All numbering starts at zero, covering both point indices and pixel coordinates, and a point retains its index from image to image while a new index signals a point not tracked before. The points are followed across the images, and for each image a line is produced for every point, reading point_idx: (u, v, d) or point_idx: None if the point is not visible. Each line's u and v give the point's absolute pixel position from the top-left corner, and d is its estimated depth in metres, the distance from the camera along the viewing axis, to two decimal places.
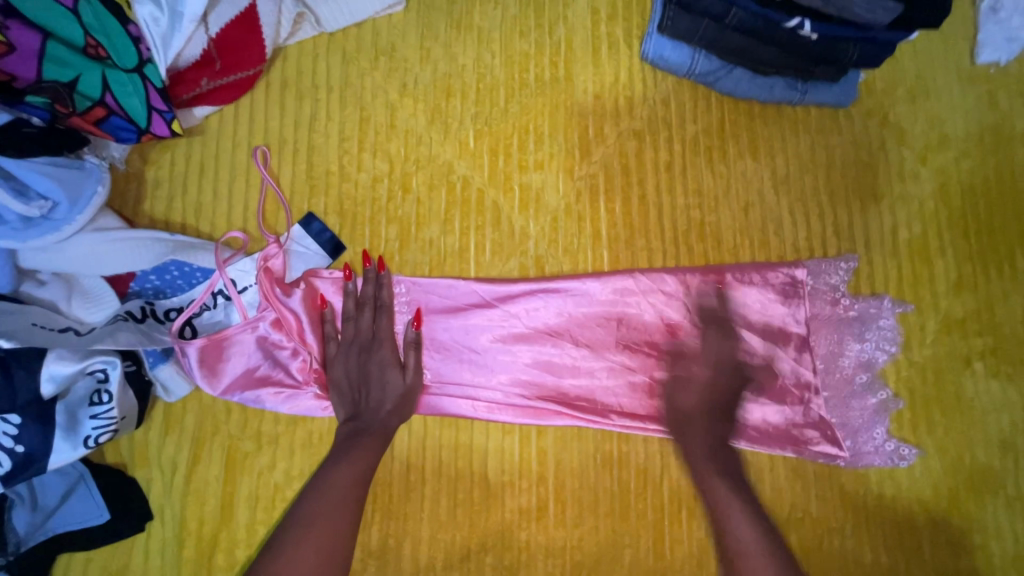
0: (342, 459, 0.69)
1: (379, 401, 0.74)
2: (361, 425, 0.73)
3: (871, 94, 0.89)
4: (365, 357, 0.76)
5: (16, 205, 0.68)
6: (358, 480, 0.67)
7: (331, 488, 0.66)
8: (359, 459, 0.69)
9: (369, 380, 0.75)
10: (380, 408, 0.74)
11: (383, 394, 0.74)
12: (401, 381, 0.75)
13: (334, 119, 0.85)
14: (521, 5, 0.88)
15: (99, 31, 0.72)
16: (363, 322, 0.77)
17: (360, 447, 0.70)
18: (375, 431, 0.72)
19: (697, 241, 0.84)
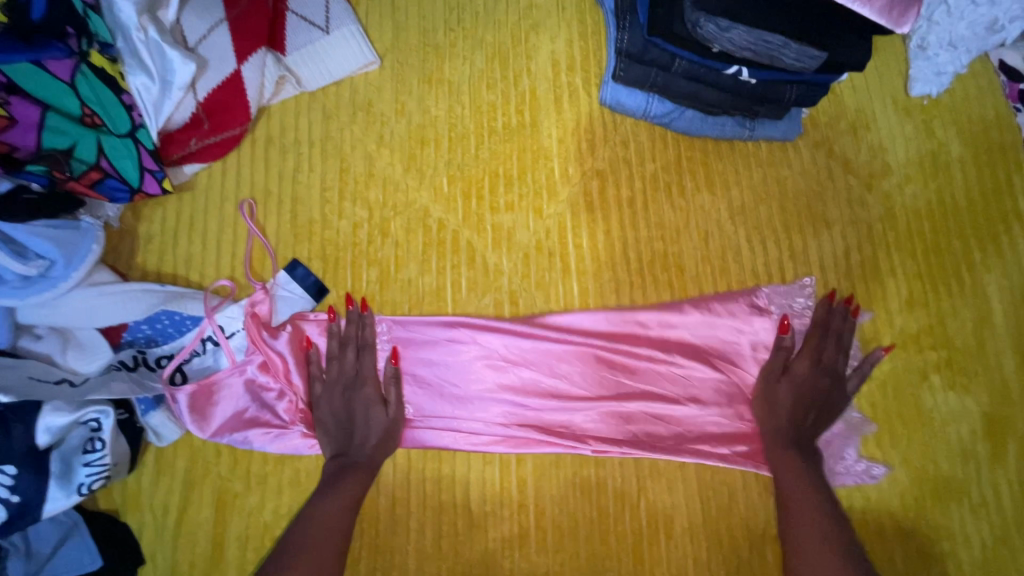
0: (325, 495, 0.72)
1: (364, 436, 0.78)
2: (345, 458, 0.76)
3: (817, 127, 0.95)
4: (351, 394, 0.80)
5: (16, 265, 0.72)
6: (338, 515, 0.71)
7: (312, 525, 0.69)
8: (341, 496, 0.72)
9: (356, 417, 0.79)
10: (363, 442, 0.77)
11: (369, 430, 0.78)
12: (387, 416, 0.79)
13: (316, 170, 0.90)
14: (488, 59, 0.95)
15: (95, 103, 0.77)
16: (345, 361, 0.81)
17: (342, 482, 0.73)
18: (361, 464, 0.76)
19: (661, 271, 0.89)
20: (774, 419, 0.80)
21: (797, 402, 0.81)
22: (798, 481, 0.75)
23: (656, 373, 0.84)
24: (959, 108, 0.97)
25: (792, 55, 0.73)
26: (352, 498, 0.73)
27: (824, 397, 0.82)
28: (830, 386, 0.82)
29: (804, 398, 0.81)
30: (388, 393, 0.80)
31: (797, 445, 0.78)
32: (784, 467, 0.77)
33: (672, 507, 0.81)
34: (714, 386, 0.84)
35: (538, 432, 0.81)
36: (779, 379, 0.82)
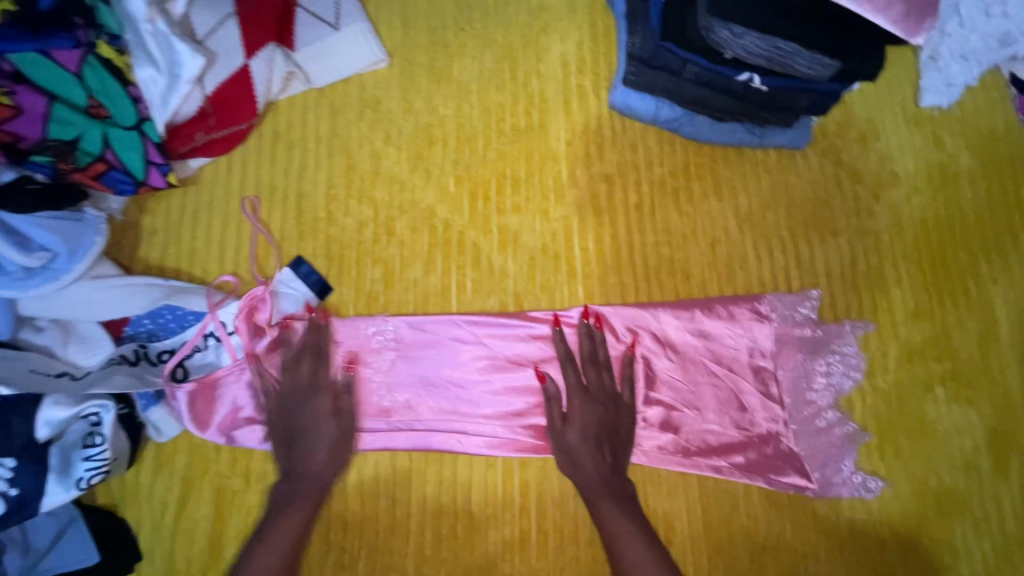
0: (267, 533, 0.71)
1: (308, 460, 0.75)
2: (287, 485, 0.74)
3: (826, 136, 0.95)
4: (301, 408, 0.77)
5: (17, 256, 0.71)
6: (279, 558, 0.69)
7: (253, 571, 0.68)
8: (282, 533, 0.71)
9: (306, 433, 0.77)
10: (308, 465, 0.75)
11: (313, 454, 0.76)
12: (335, 431, 0.77)
13: (323, 167, 0.90)
14: (497, 60, 0.94)
15: (101, 94, 0.77)
16: (298, 373, 0.79)
17: (283, 517, 0.72)
18: (304, 491, 0.74)
19: (667, 277, 0.89)
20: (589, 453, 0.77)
21: (597, 434, 0.78)
22: (619, 522, 0.73)
23: (659, 376, 0.85)
24: (969, 120, 0.97)
25: (805, 62, 0.73)
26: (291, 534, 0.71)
27: (608, 430, 0.79)
28: (613, 416, 0.80)
29: (601, 431, 0.78)
30: (341, 407, 0.79)
31: (614, 483, 0.76)
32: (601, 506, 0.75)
33: (672, 513, 0.83)
34: (716, 394, 0.85)
35: (540, 434, 0.81)
36: (610, 410, 0.80)
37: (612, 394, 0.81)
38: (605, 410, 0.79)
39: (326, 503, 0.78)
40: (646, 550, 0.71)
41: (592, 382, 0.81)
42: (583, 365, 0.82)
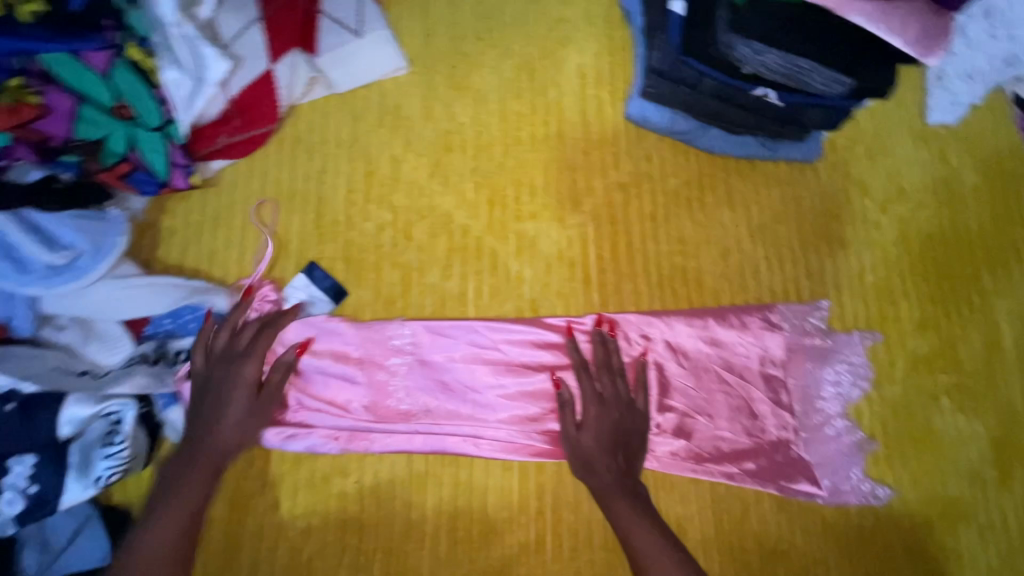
0: (166, 501, 0.68)
1: (217, 434, 0.73)
2: (190, 455, 0.71)
3: (835, 150, 0.97)
4: (216, 383, 0.75)
5: (44, 255, 0.73)
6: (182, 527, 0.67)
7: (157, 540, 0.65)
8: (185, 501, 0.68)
9: (220, 409, 0.74)
10: (215, 439, 0.73)
11: (223, 428, 0.73)
12: (248, 411, 0.75)
13: (343, 171, 0.91)
14: (516, 69, 0.96)
15: (129, 95, 0.77)
16: (219, 350, 0.77)
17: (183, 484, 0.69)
18: (208, 462, 0.72)
19: (681, 285, 0.90)
20: (603, 458, 0.78)
21: (614, 440, 0.79)
22: (636, 522, 0.72)
23: (672, 382, 0.86)
24: (973, 137, 0.99)
25: (821, 80, 0.75)
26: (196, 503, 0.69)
27: (623, 438, 0.79)
28: (628, 423, 0.80)
29: (617, 437, 0.79)
30: (263, 388, 0.77)
31: (626, 484, 0.76)
32: (614, 506, 0.74)
33: (685, 518, 0.84)
34: (728, 402, 0.86)
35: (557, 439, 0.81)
36: (624, 416, 0.80)
37: (628, 401, 0.81)
38: (621, 418, 0.80)
39: (222, 476, 0.78)
40: (664, 552, 0.70)
41: (607, 393, 0.81)
42: (598, 372, 0.82)
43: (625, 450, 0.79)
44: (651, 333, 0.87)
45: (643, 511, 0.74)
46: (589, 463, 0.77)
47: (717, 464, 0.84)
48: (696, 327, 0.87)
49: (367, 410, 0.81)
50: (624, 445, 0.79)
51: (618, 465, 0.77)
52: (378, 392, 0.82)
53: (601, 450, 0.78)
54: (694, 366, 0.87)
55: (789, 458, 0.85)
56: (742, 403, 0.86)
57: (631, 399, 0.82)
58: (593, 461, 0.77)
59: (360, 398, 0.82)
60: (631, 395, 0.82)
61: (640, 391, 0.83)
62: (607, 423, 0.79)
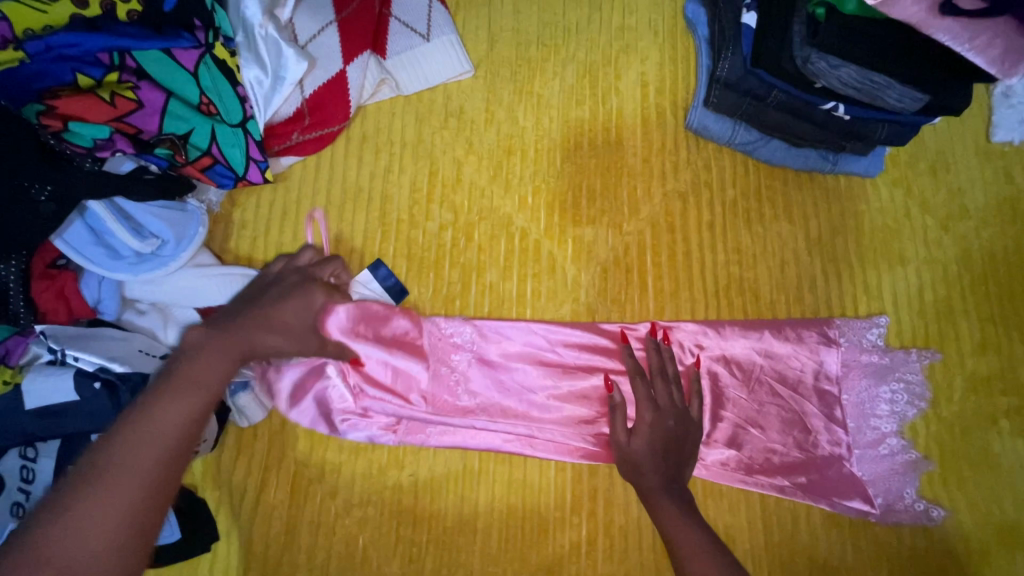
0: (176, 379, 0.57)
1: (263, 328, 0.68)
2: (223, 331, 0.64)
3: (896, 166, 0.97)
4: (280, 289, 0.74)
5: (134, 242, 0.77)
6: (200, 399, 0.57)
7: (159, 418, 0.53)
8: (207, 377, 0.59)
9: (273, 309, 0.71)
10: (250, 331, 0.66)
11: (273, 328, 0.69)
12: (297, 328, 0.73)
13: (407, 172, 0.93)
14: (578, 76, 0.97)
15: (213, 92, 0.80)
16: (299, 271, 0.79)
17: (208, 362, 0.60)
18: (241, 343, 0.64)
19: (736, 295, 0.90)
20: (655, 464, 0.78)
21: (665, 447, 0.79)
22: (676, 519, 0.73)
23: (725, 392, 0.86)
24: None
25: (895, 95, 0.74)
26: (223, 389, 0.60)
27: (676, 447, 0.79)
28: (681, 431, 0.80)
29: (667, 443, 0.79)
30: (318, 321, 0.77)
31: (672, 489, 0.76)
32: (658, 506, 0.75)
33: (733, 527, 0.84)
34: (780, 414, 0.86)
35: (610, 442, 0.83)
36: (675, 421, 0.81)
37: (682, 410, 0.82)
38: (674, 425, 0.80)
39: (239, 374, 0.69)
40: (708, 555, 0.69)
41: (660, 400, 0.81)
42: (652, 378, 0.83)
43: (677, 458, 0.79)
44: (704, 342, 0.87)
45: (691, 518, 0.74)
46: (639, 470, 0.78)
47: (767, 475, 0.84)
48: (750, 338, 0.87)
49: (426, 400, 0.83)
50: (676, 453, 0.79)
51: (665, 467, 0.78)
52: (438, 384, 0.84)
53: (654, 457, 0.78)
54: (747, 376, 0.87)
55: (840, 474, 0.85)
56: (794, 416, 0.86)
57: (686, 409, 0.82)
58: (644, 466, 0.78)
59: (421, 387, 0.84)
60: (685, 402, 0.83)
61: (694, 398, 0.83)
62: (662, 430, 0.79)
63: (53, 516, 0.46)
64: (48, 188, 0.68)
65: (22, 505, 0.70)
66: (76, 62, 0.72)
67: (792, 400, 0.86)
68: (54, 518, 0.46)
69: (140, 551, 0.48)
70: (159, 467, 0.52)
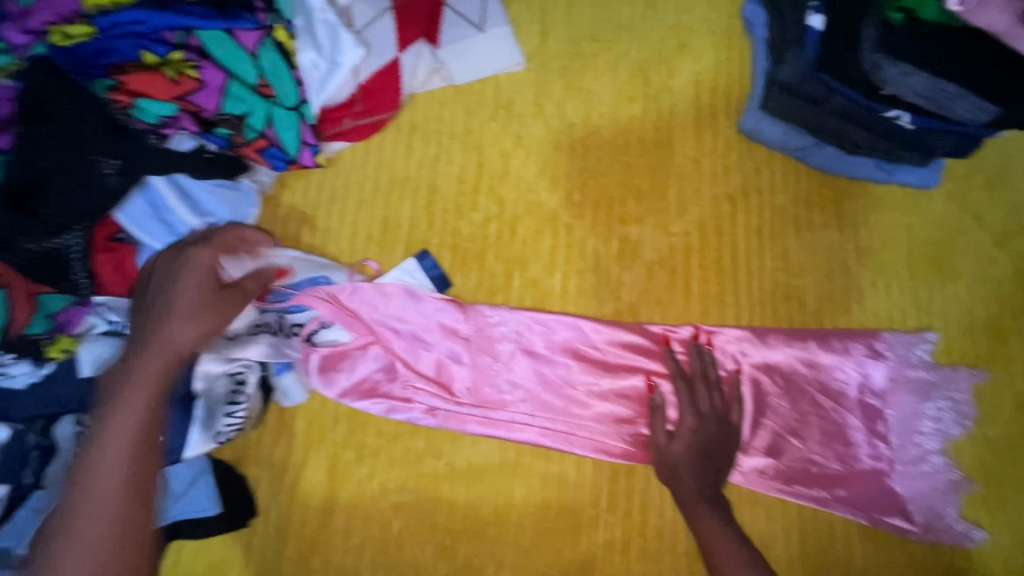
0: (119, 409, 0.65)
1: (169, 335, 0.69)
2: (138, 342, 0.68)
3: (953, 179, 0.94)
4: (164, 274, 0.73)
5: (192, 219, 0.80)
6: (140, 420, 0.65)
7: (111, 442, 0.63)
8: (140, 406, 0.65)
9: (217, 282, 0.75)
10: (161, 334, 0.69)
11: (182, 329, 0.70)
12: (247, 291, 0.77)
13: (455, 162, 0.93)
14: (631, 73, 0.96)
15: (271, 74, 0.80)
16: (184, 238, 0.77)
17: (133, 397, 0.66)
18: (167, 352, 0.69)
19: (782, 301, 0.89)
20: (692, 468, 0.78)
21: (704, 451, 0.78)
22: (713, 530, 0.73)
23: (766, 399, 0.85)
24: None
25: (965, 107, 0.73)
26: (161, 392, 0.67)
27: (715, 453, 0.79)
28: (722, 438, 0.80)
29: (706, 450, 0.79)
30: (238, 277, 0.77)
31: (710, 498, 0.76)
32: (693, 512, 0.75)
33: (768, 535, 0.83)
34: (821, 425, 0.85)
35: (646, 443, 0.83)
36: (715, 425, 0.80)
37: (723, 417, 0.81)
38: (714, 431, 0.80)
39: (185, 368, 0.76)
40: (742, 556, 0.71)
41: (697, 403, 0.81)
42: (694, 382, 0.82)
43: (716, 463, 0.79)
44: (748, 348, 0.86)
45: (725, 523, 0.74)
46: (680, 476, 0.77)
47: (806, 486, 0.83)
48: (795, 347, 0.86)
49: (469, 391, 0.84)
50: (715, 459, 0.79)
51: (704, 473, 0.78)
52: (480, 375, 0.84)
53: (692, 462, 0.78)
54: (789, 385, 0.86)
55: (881, 489, 0.83)
56: (836, 428, 0.85)
57: (727, 415, 0.82)
58: (681, 469, 0.78)
59: (463, 379, 0.85)
60: (726, 408, 0.82)
61: (735, 402, 0.83)
62: (701, 435, 0.79)
63: (56, 541, 0.60)
64: (117, 164, 0.72)
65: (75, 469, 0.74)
66: (142, 39, 0.74)
67: (834, 412, 0.85)
68: (51, 550, 0.59)
69: (136, 544, 0.62)
70: (122, 491, 0.62)
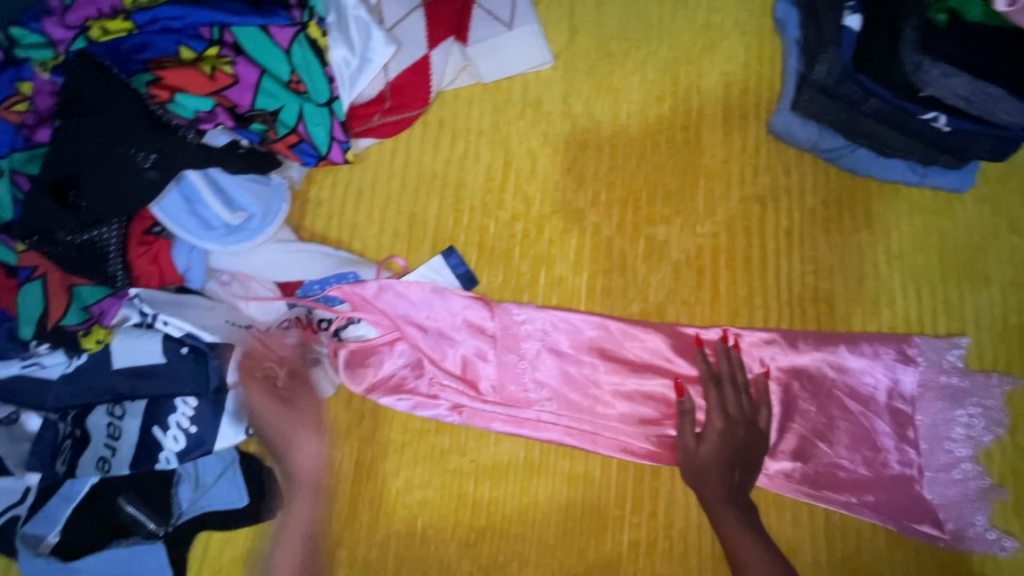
0: (288, 524, 0.78)
1: (298, 461, 0.79)
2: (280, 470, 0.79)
3: (987, 182, 0.93)
4: (248, 407, 0.79)
5: (225, 214, 0.80)
6: (303, 534, 0.78)
7: (282, 555, 0.77)
8: (302, 519, 0.78)
9: (297, 381, 0.81)
10: (291, 463, 0.79)
11: (303, 453, 0.79)
12: (311, 377, 0.82)
13: (482, 160, 0.93)
14: (659, 73, 0.96)
15: (302, 70, 0.80)
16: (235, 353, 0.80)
17: (295, 524, 0.78)
18: (308, 482, 0.79)
19: (810, 304, 0.88)
20: (719, 471, 0.77)
21: (731, 454, 0.78)
22: (741, 535, 0.73)
23: (793, 402, 0.85)
24: None
25: (1006, 110, 0.73)
26: (312, 511, 0.79)
27: (743, 456, 0.78)
28: (749, 441, 0.79)
29: (733, 452, 0.78)
30: (305, 378, 0.82)
31: (737, 502, 0.76)
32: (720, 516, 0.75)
33: (795, 540, 0.82)
34: (850, 430, 0.84)
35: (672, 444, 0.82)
36: (743, 427, 0.80)
37: (751, 420, 0.80)
38: (741, 434, 0.79)
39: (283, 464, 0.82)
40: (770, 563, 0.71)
41: (725, 406, 0.80)
42: (722, 384, 0.81)
43: (743, 466, 0.78)
44: (776, 352, 0.85)
45: (752, 527, 0.74)
46: (709, 479, 0.77)
47: (834, 491, 0.82)
48: (823, 351, 0.85)
49: (495, 389, 0.84)
50: (743, 461, 0.78)
51: (731, 476, 0.77)
52: (506, 373, 0.84)
53: (720, 466, 0.77)
54: (817, 389, 0.85)
55: (911, 496, 0.82)
56: (865, 433, 0.84)
57: (755, 418, 0.81)
58: (709, 473, 0.77)
59: (489, 376, 0.85)
60: (754, 411, 0.81)
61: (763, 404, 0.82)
62: (729, 438, 0.78)
63: None
64: (152, 156, 0.72)
65: (107, 460, 0.76)
66: (179, 36, 0.75)
67: (863, 416, 0.84)
68: None
69: None
70: None
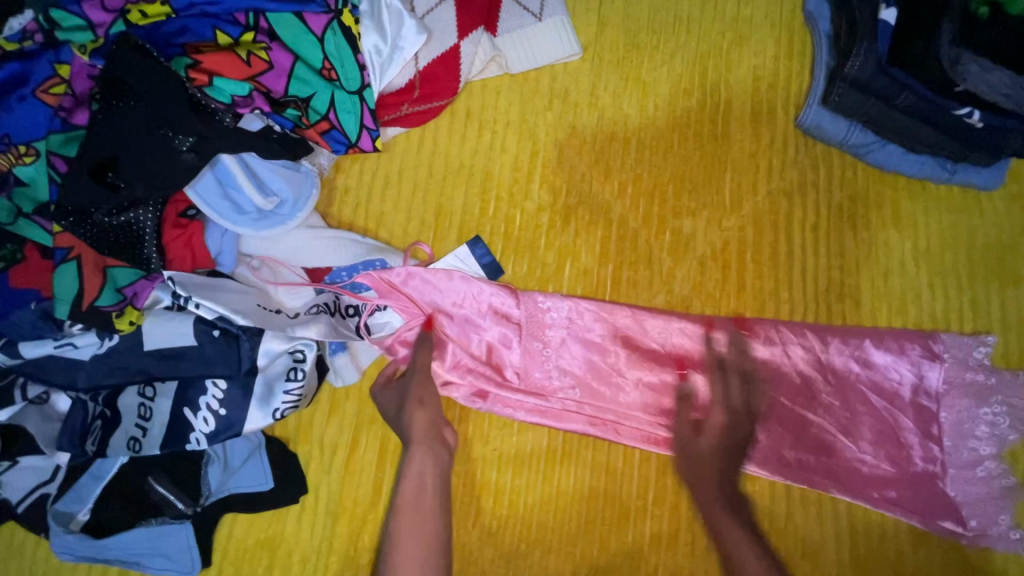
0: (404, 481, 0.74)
1: (411, 424, 0.77)
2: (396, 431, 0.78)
3: (1017, 180, 0.92)
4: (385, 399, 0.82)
5: (258, 198, 0.81)
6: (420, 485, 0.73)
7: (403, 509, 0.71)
8: (419, 475, 0.74)
9: (414, 365, 0.82)
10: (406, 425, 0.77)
11: (415, 416, 0.78)
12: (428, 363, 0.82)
13: (509, 151, 0.93)
14: (688, 66, 0.95)
15: (335, 56, 0.80)
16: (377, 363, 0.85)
17: (411, 482, 0.74)
18: (426, 439, 0.77)
19: (836, 299, 0.88)
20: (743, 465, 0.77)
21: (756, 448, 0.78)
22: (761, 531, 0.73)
23: (818, 397, 0.84)
24: None
25: None
26: (425, 460, 0.75)
27: None
28: None
29: None
30: (419, 360, 0.82)
31: None
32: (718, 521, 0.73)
33: (818, 535, 0.82)
34: (874, 426, 0.84)
35: None
36: None
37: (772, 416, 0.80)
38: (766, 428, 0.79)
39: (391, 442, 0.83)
40: None
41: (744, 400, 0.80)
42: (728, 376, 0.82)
43: None
44: (801, 348, 0.85)
45: None
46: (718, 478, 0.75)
47: (857, 486, 0.82)
48: (847, 346, 0.85)
49: (520, 378, 0.85)
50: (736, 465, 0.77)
51: None
52: (531, 362, 0.85)
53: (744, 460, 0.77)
54: (841, 385, 0.85)
55: (936, 494, 0.82)
56: (890, 429, 0.83)
57: None
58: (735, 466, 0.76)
59: (514, 364, 0.85)
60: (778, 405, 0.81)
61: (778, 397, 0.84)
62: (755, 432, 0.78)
63: None
64: (190, 140, 0.74)
65: (138, 440, 0.77)
66: (216, 19, 0.76)
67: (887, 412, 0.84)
68: None
69: None
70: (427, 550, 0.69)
